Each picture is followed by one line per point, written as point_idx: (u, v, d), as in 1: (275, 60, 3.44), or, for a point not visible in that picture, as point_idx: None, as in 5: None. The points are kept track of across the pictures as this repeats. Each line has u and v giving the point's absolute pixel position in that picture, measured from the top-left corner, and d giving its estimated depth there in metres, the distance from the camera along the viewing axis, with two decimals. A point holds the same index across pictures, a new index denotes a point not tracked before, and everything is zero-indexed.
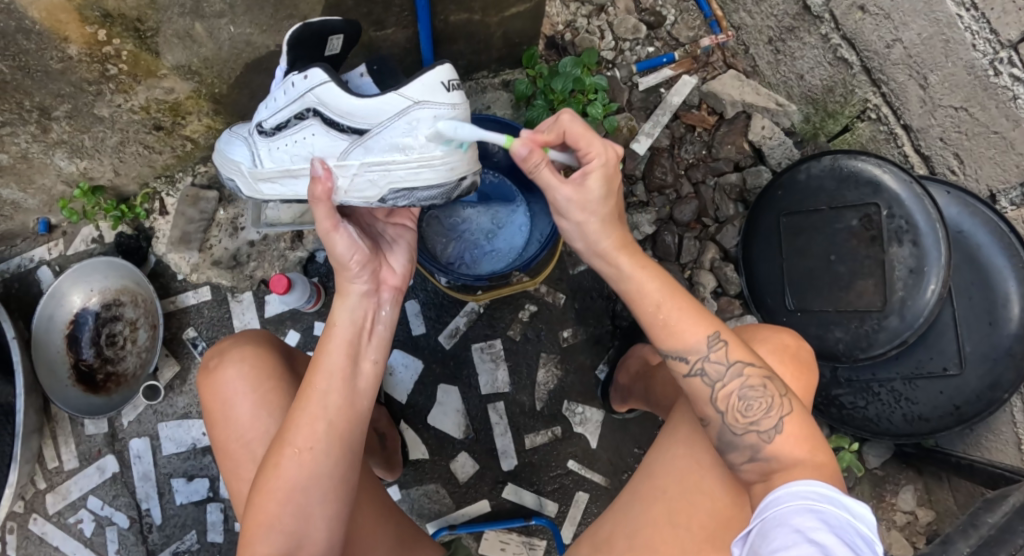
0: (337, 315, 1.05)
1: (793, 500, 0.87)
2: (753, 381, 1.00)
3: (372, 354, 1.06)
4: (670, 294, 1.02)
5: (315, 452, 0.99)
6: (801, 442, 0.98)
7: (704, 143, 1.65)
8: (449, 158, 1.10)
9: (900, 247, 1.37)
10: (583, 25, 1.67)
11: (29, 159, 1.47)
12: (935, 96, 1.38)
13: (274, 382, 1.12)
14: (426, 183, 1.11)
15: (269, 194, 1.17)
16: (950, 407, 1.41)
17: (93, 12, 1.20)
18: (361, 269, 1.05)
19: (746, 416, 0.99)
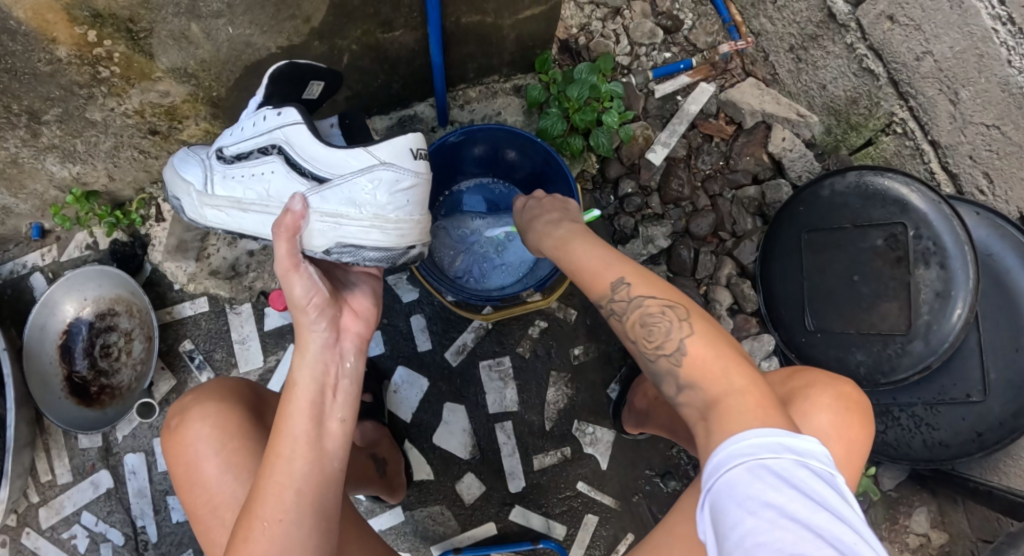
0: (299, 372, 0.98)
1: (743, 460, 0.79)
2: (653, 310, 0.99)
3: (339, 413, 1.00)
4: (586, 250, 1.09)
5: (285, 523, 0.91)
6: (711, 361, 0.93)
7: (722, 153, 1.59)
8: (401, 224, 1.06)
9: (926, 270, 1.32)
10: (598, 29, 1.61)
11: (19, 164, 1.40)
12: (966, 113, 1.32)
13: (240, 441, 1.06)
14: (376, 248, 1.06)
15: (213, 223, 1.08)
16: (972, 435, 1.37)
17: (81, 11, 1.14)
18: (320, 314, 1.00)
19: (651, 340, 0.98)
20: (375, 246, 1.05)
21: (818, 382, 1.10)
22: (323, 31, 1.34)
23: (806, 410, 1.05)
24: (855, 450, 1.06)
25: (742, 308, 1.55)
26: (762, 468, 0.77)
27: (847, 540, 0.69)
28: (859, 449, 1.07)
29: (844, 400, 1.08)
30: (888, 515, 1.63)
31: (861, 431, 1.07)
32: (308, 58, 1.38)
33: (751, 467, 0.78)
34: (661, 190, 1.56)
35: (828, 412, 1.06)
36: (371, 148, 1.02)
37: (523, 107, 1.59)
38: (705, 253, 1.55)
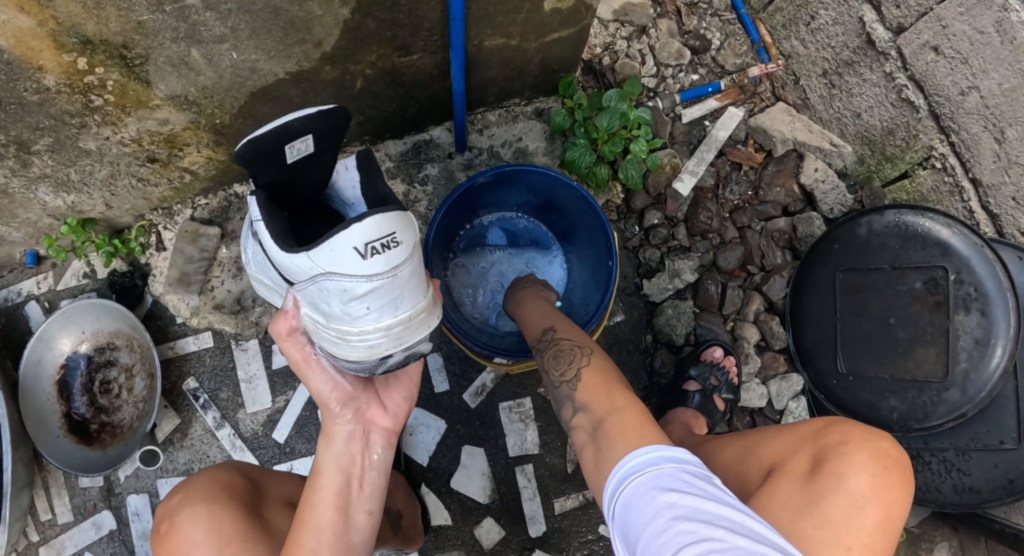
0: (323, 463, 0.96)
1: (633, 480, 0.83)
2: (567, 346, 1.10)
3: (366, 504, 0.96)
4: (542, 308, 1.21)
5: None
6: (596, 384, 1.02)
7: (750, 183, 1.53)
8: (366, 335, 0.87)
9: (967, 316, 1.27)
10: (623, 49, 1.53)
11: (10, 194, 1.31)
12: (1011, 153, 1.27)
13: (234, 544, 0.97)
14: (348, 358, 0.91)
15: (252, 286, 1.10)
16: (1003, 482, 1.33)
17: (69, 38, 1.05)
18: (343, 407, 0.97)
19: (559, 368, 1.07)
20: (348, 356, 0.91)
21: (851, 437, 0.98)
22: (336, 56, 1.25)
23: (839, 475, 0.95)
24: (895, 515, 0.95)
25: (770, 346, 1.50)
26: (652, 480, 0.81)
27: (738, 520, 0.74)
28: (899, 511, 0.95)
29: (881, 459, 0.96)
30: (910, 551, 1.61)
31: (902, 493, 0.96)
32: (318, 83, 1.30)
33: (644, 484, 0.81)
34: (688, 221, 1.50)
35: (866, 474, 0.95)
36: (306, 258, 0.82)
37: (546, 133, 1.50)
38: (733, 287, 1.50)
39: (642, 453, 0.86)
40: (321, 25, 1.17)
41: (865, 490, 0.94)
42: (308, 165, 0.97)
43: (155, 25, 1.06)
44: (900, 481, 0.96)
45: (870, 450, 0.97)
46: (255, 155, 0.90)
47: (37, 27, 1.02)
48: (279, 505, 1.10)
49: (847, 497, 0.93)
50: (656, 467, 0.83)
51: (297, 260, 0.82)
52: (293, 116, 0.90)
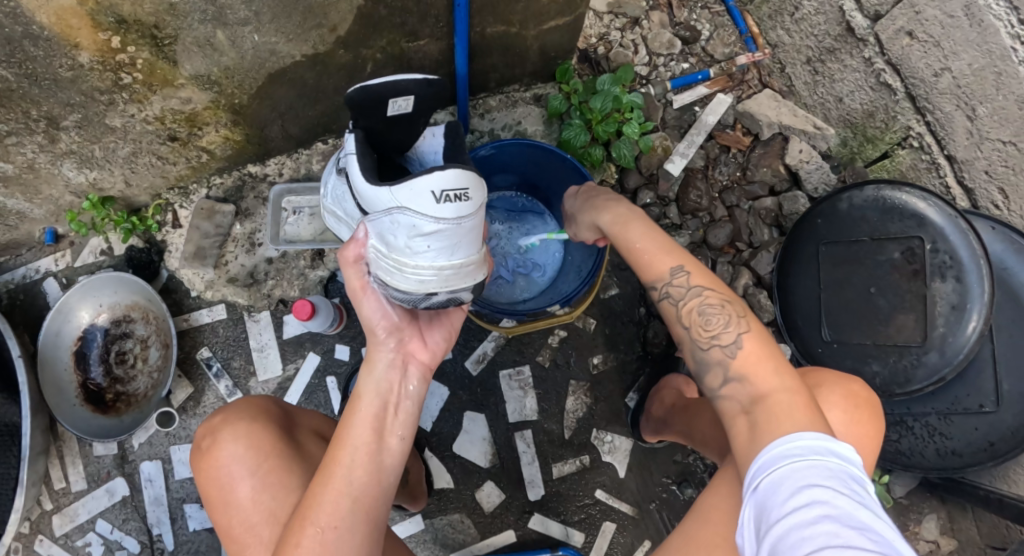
0: (362, 387, 0.99)
1: (778, 465, 0.86)
2: (713, 300, 1.04)
3: (399, 429, 0.99)
4: (659, 246, 1.10)
5: (338, 531, 0.92)
6: (759, 357, 0.99)
7: (739, 165, 1.60)
8: (421, 272, 0.94)
9: (943, 283, 1.34)
10: (617, 39, 1.61)
11: (36, 169, 1.37)
12: (982, 129, 1.35)
13: (274, 459, 1.07)
14: (398, 290, 0.96)
15: (327, 223, 1.23)
16: (984, 444, 1.39)
17: (106, 17, 1.12)
18: (387, 336, 1.01)
19: (708, 329, 1.03)
20: (397, 288, 0.96)
21: (826, 381, 1.08)
22: (349, 40, 1.33)
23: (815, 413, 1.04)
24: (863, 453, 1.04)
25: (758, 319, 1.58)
26: (800, 470, 0.83)
27: (886, 536, 0.74)
28: (868, 449, 1.05)
29: (853, 398, 1.06)
30: (899, 521, 1.64)
31: (872, 431, 1.05)
32: (331, 66, 1.38)
33: (792, 471, 0.84)
34: (679, 201, 1.57)
35: (840, 411, 1.04)
36: (390, 188, 0.92)
37: (543, 117, 1.57)
38: (722, 263, 1.58)
39: (794, 440, 0.88)
40: (336, 10, 1.25)
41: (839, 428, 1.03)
42: (406, 122, 1.11)
43: (186, 7, 1.15)
44: (871, 419, 1.06)
45: (843, 391, 1.07)
46: (364, 100, 1.06)
47: (78, 6, 1.09)
48: (310, 435, 1.18)
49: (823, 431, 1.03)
50: (803, 458, 0.85)
51: (381, 190, 0.92)
52: (403, 76, 1.05)
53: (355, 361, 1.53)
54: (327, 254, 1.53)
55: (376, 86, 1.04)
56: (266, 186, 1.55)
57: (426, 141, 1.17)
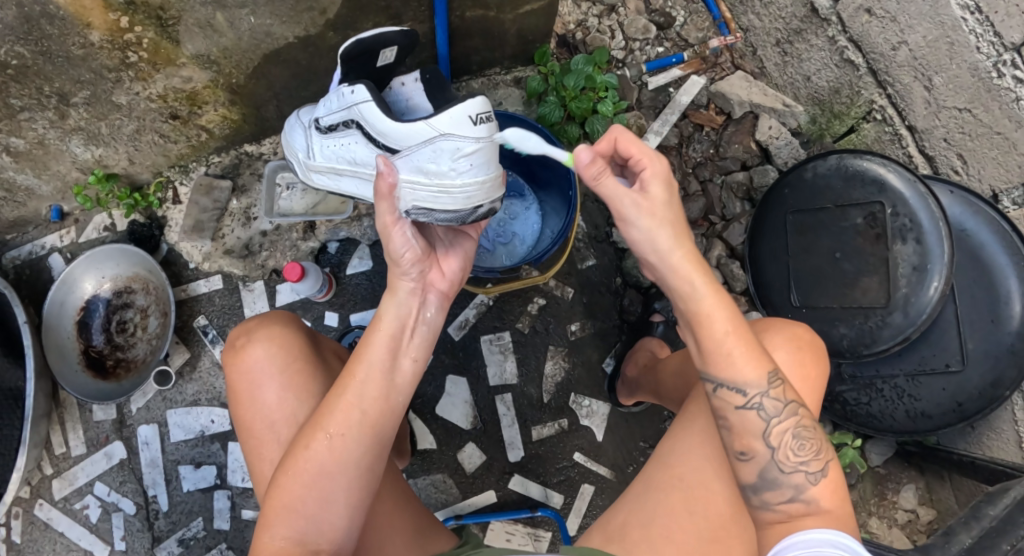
0: (384, 309, 1.06)
1: (826, 549, 0.91)
2: (806, 422, 1.01)
3: (413, 353, 1.07)
4: (736, 327, 0.99)
5: (345, 439, 1.01)
6: (837, 488, 1.01)
7: (712, 142, 1.68)
8: (467, 187, 1.13)
9: (904, 245, 1.39)
10: (594, 25, 1.69)
11: (45, 145, 1.44)
12: (939, 98, 1.41)
13: (301, 363, 1.15)
14: (445, 212, 1.13)
15: (320, 183, 1.30)
16: (952, 405, 1.44)
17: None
18: (412, 266, 1.07)
19: (797, 455, 1.00)
20: (444, 210, 1.13)
21: (773, 326, 1.14)
22: (338, 24, 1.36)
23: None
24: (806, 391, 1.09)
25: (731, 287, 1.65)
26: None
27: None
28: (815, 387, 1.11)
29: (795, 340, 1.12)
30: (877, 490, 1.64)
31: (818, 371, 1.11)
32: (323, 48, 1.41)
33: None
34: None
35: (784, 353, 1.10)
36: (429, 122, 1.09)
37: (523, 98, 1.67)
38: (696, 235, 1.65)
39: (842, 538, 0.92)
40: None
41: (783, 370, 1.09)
42: (387, 67, 1.26)
43: None
44: (816, 360, 1.11)
45: (786, 334, 1.12)
46: (356, 53, 1.18)
47: None
48: (332, 353, 1.25)
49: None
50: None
51: (421, 124, 1.08)
52: (389, 30, 1.18)
53: (343, 328, 1.61)
54: (318, 227, 1.60)
55: (368, 39, 1.16)
56: (261, 163, 1.63)
57: (395, 88, 1.31)
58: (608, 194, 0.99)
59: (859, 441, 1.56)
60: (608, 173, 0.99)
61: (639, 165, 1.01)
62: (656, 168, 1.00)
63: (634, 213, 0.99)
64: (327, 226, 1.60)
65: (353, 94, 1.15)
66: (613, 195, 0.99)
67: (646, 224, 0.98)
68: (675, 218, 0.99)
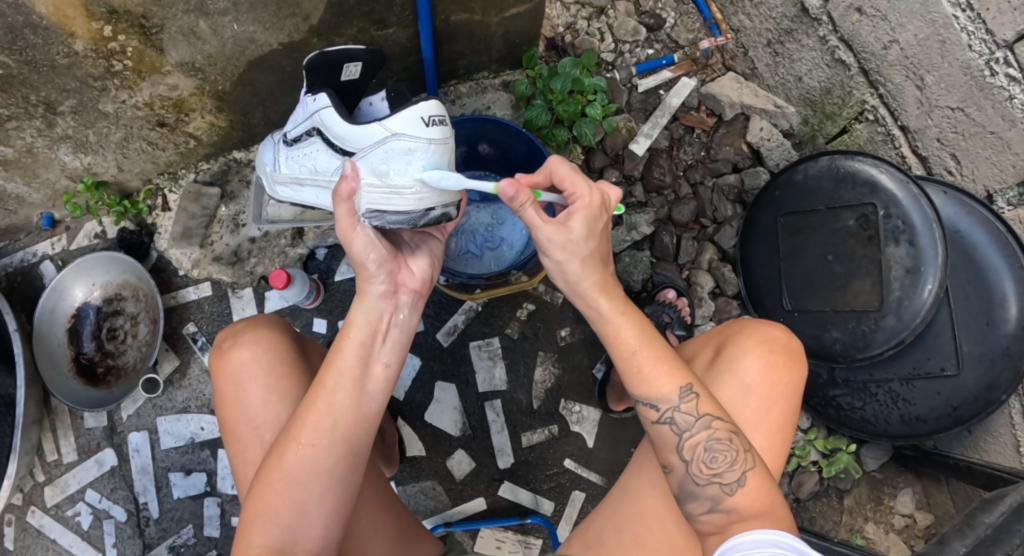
0: (354, 314, 1.05)
1: (764, 549, 0.87)
2: (720, 434, 1.00)
3: (385, 358, 1.05)
4: (647, 341, 1.01)
5: (317, 449, 1.00)
6: (763, 495, 0.98)
7: (702, 145, 1.68)
8: (419, 189, 1.11)
9: (897, 247, 1.36)
10: (583, 27, 1.68)
11: (34, 153, 1.42)
12: (932, 97, 1.38)
13: (287, 367, 1.15)
14: (397, 214, 1.09)
15: (284, 196, 1.30)
16: (947, 409, 1.41)
17: (99, 7, 1.15)
18: (378, 268, 1.04)
19: (711, 467, 1.00)
20: (395, 212, 1.09)
21: (751, 328, 1.16)
22: (322, 29, 1.34)
23: (730, 360, 1.13)
24: (777, 397, 1.11)
25: (723, 291, 1.64)
26: None
27: None
28: (788, 393, 1.12)
29: (770, 343, 1.14)
30: (873, 495, 1.61)
31: (792, 376, 1.12)
32: (307, 54, 1.40)
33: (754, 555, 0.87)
34: (644, 179, 1.64)
35: (755, 358, 1.12)
36: (383, 121, 1.09)
37: (512, 101, 1.66)
38: (687, 239, 1.65)
39: (781, 538, 0.88)
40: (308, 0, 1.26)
41: (754, 375, 1.11)
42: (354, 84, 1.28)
43: None
44: (791, 365, 1.13)
45: (760, 337, 1.14)
46: (321, 65, 1.20)
47: None
48: (317, 357, 1.25)
49: (738, 377, 1.11)
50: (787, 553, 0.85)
51: (375, 123, 1.09)
52: (354, 46, 1.21)
53: (331, 334, 1.62)
54: (306, 233, 1.61)
55: (333, 52, 1.19)
56: (250, 170, 1.63)
57: (365, 107, 1.33)
58: (529, 222, 0.99)
59: (853, 446, 1.57)
60: (533, 203, 0.98)
61: (570, 197, 1.01)
62: (584, 204, 0.99)
63: (550, 246, 0.99)
64: (316, 232, 1.60)
65: (314, 101, 1.17)
66: (532, 223, 0.99)
67: (558, 257, 1.00)
68: (589, 254, 1.00)
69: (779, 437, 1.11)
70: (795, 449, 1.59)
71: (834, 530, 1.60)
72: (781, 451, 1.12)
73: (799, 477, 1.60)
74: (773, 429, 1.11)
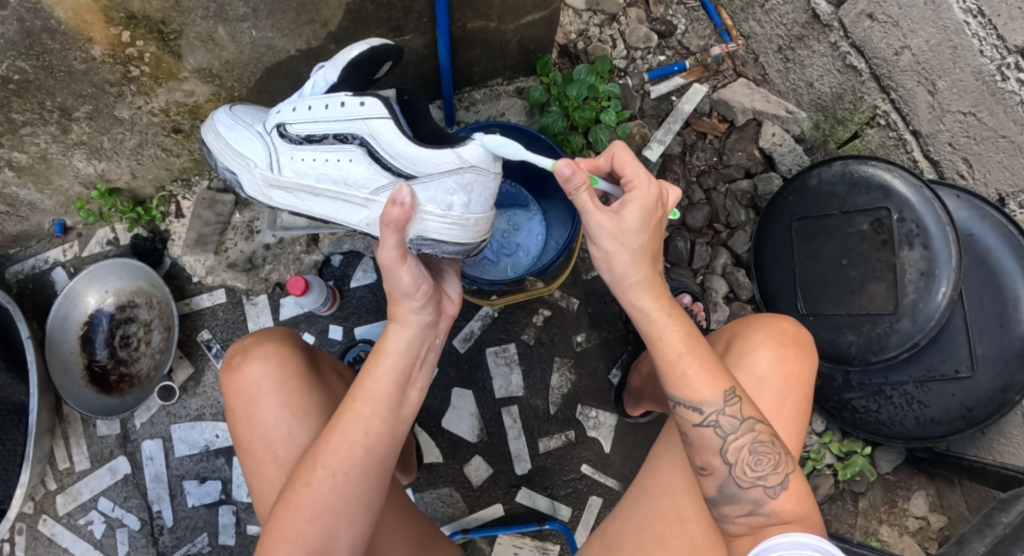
0: (391, 341, 1.04)
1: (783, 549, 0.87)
2: (763, 438, 1.00)
3: (420, 383, 1.07)
4: (692, 345, 1.01)
5: (348, 477, 1.00)
6: (800, 499, 1.00)
7: (715, 150, 1.69)
8: (478, 223, 1.15)
9: (911, 251, 1.38)
10: (596, 34, 1.69)
11: (48, 159, 1.41)
12: (943, 102, 1.40)
13: (300, 383, 1.15)
14: (455, 244, 1.13)
15: (280, 203, 1.24)
16: (962, 411, 1.42)
17: (118, 13, 1.15)
18: (424, 301, 1.04)
19: (754, 470, 1.00)
20: (454, 242, 1.13)
21: (756, 323, 1.17)
22: (341, 36, 1.34)
23: (742, 356, 1.13)
24: (790, 390, 1.12)
25: (737, 296, 1.65)
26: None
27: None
28: (801, 386, 1.13)
29: (779, 337, 1.14)
30: (887, 497, 1.62)
31: (803, 368, 1.13)
32: (325, 61, 1.39)
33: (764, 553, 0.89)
34: None
35: (767, 351, 1.13)
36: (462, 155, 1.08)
37: (525, 108, 1.67)
38: (701, 244, 1.66)
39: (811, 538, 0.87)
40: (327, 7, 1.26)
41: (767, 369, 1.12)
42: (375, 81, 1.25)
43: (190, 4, 1.17)
44: (802, 357, 1.13)
45: (769, 331, 1.15)
46: (365, 61, 1.18)
47: (92, 2, 1.12)
48: (329, 368, 1.26)
49: (751, 372, 1.12)
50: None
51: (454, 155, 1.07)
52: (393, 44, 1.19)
53: (347, 341, 1.62)
54: (321, 240, 1.61)
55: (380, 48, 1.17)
56: None
57: None
58: (581, 207, 0.98)
59: (868, 449, 1.58)
60: (587, 188, 0.97)
61: (628, 185, 1.01)
62: (642, 194, 0.99)
63: (600, 235, 0.99)
64: (331, 238, 1.60)
65: (361, 107, 1.13)
66: (585, 208, 0.98)
67: (606, 247, 0.99)
68: (641, 247, 1.00)
69: (793, 430, 1.12)
70: (810, 453, 1.60)
71: (849, 532, 1.61)
72: (795, 445, 1.12)
73: (814, 480, 1.60)
74: (787, 423, 1.11)
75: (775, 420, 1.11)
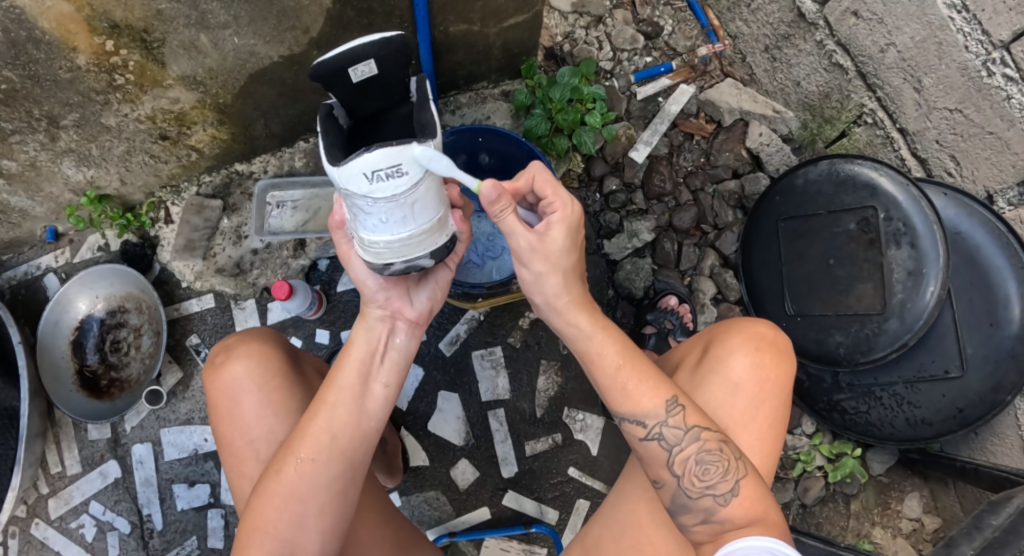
0: (353, 334, 1.07)
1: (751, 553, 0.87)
2: (710, 445, 1.00)
3: (384, 377, 1.06)
4: (628, 357, 1.02)
5: (315, 464, 1.00)
6: (755, 503, 0.98)
7: (702, 151, 1.68)
8: (375, 244, 0.97)
9: (898, 250, 1.36)
10: (582, 37, 1.69)
11: (38, 167, 1.43)
12: (930, 99, 1.38)
13: (280, 379, 1.15)
14: (365, 260, 1.00)
15: None
16: (953, 411, 1.40)
17: (101, 22, 1.17)
18: (377, 293, 1.06)
19: (703, 480, 0.99)
20: (363, 258, 1.00)
21: (734, 327, 1.16)
22: (322, 42, 1.35)
23: (718, 361, 1.12)
24: (765, 396, 1.11)
25: (725, 298, 1.64)
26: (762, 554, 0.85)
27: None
28: (776, 391, 1.11)
29: (756, 342, 1.13)
30: (880, 499, 1.60)
31: (779, 373, 1.12)
32: (308, 67, 1.40)
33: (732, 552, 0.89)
34: (644, 186, 1.65)
35: (743, 357, 1.12)
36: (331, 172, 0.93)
37: (511, 111, 1.67)
38: (688, 246, 1.65)
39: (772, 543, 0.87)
40: (308, 13, 1.27)
41: (742, 374, 1.11)
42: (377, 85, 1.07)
43: (171, 12, 1.18)
44: (778, 362, 1.12)
45: (746, 336, 1.13)
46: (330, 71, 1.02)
47: (74, 11, 1.13)
48: (312, 369, 1.26)
49: (726, 377, 1.11)
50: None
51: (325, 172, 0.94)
52: (359, 40, 1.01)
53: (335, 345, 1.64)
54: (308, 245, 1.62)
55: (331, 59, 1.01)
56: (252, 182, 1.63)
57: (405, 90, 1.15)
58: (508, 230, 0.96)
59: (859, 451, 1.57)
60: (512, 210, 0.95)
61: (550, 205, 0.99)
62: (565, 215, 0.98)
63: (530, 256, 0.98)
64: (318, 243, 1.61)
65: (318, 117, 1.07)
66: (511, 231, 0.96)
67: (538, 268, 0.99)
68: (569, 265, 1.00)
69: (768, 435, 1.11)
70: (800, 454, 1.58)
71: (842, 535, 1.59)
72: (772, 449, 1.11)
73: (805, 483, 1.58)
74: (762, 428, 1.10)
75: (750, 425, 1.10)
